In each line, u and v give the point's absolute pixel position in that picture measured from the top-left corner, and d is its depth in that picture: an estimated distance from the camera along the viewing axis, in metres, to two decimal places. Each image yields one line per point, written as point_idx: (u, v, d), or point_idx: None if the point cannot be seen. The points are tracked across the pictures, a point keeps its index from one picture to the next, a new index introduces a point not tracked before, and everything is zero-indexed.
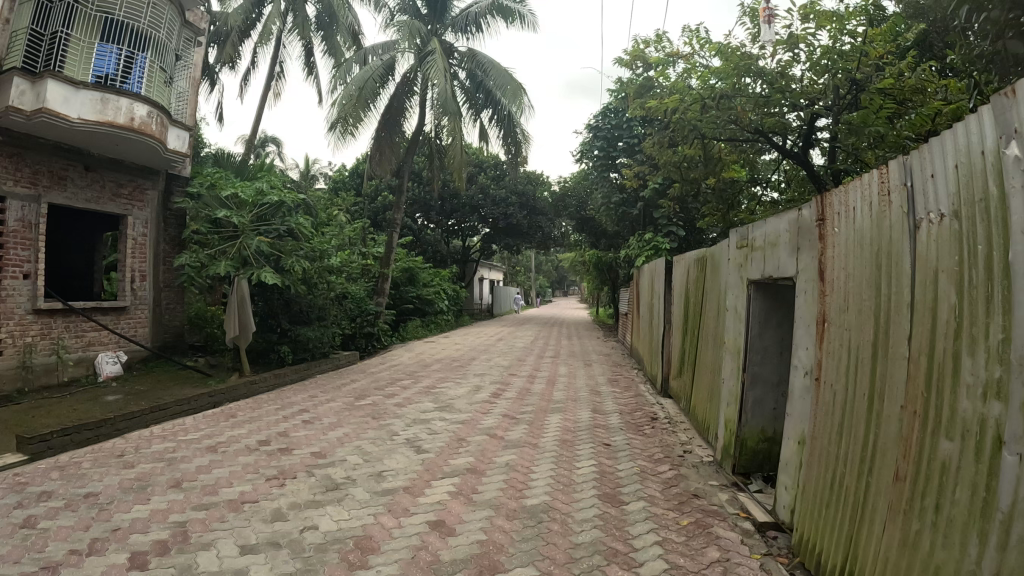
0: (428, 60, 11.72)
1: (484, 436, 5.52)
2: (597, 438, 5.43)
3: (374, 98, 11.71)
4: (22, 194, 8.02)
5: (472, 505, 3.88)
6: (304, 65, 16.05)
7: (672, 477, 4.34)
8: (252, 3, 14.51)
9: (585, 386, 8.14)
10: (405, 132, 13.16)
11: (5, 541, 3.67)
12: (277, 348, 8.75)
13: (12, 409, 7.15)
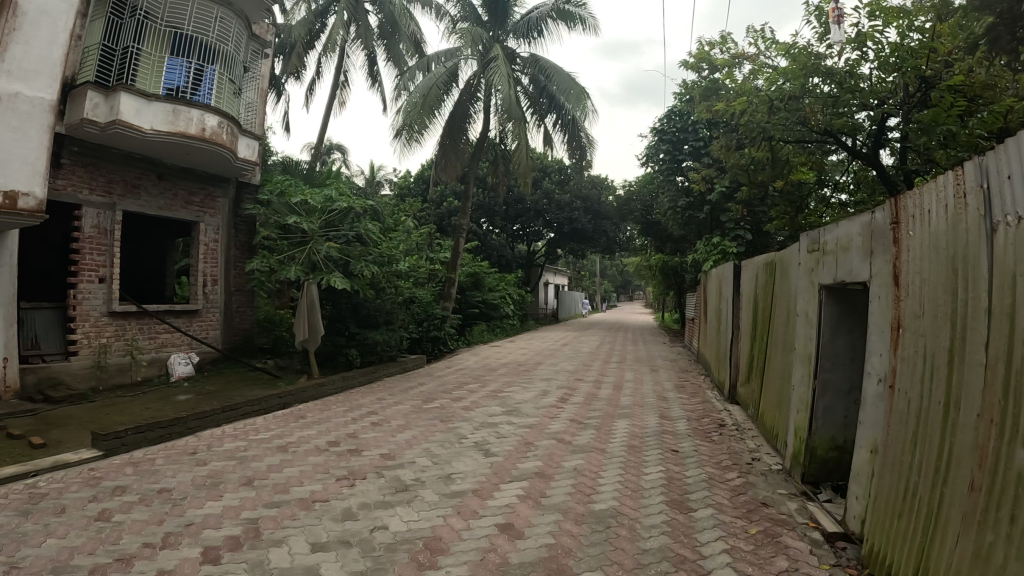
0: (491, 67, 11.79)
1: (551, 441, 5.53)
2: (664, 444, 5.40)
3: (438, 105, 11.84)
4: (97, 202, 8.31)
5: (540, 509, 3.90)
6: (368, 74, 16.29)
7: (740, 485, 4.30)
8: (317, 14, 14.81)
9: (652, 392, 8.10)
10: (469, 138, 13.26)
11: (82, 533, 3.82)
12: (345, 351, 8.90)
13: (89, 406, 7.42)
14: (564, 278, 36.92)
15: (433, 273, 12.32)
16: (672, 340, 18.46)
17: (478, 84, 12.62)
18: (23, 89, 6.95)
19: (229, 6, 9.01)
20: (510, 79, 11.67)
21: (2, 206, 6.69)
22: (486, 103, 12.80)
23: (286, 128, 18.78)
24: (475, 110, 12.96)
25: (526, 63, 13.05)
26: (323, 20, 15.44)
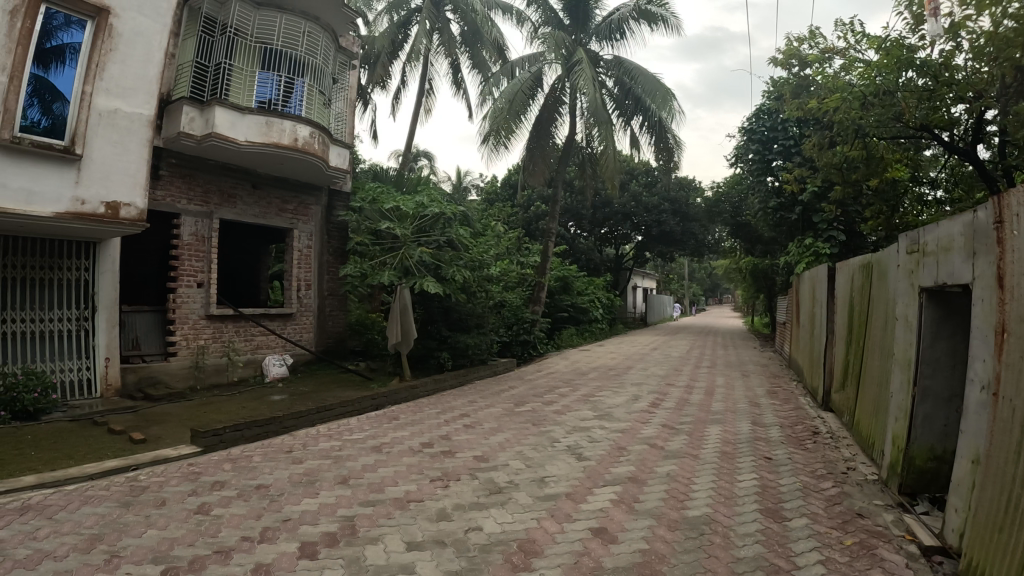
0: (576, 70, 11.80)
1: (644, 446, 5.52)
2: (758, 451, 5.33)
3: (524, 110, 11.91)
4: (195, 211, 8.66)
5: (634, 514, 3.91)
6: (453, 82, 16.49)
7: (835, 495, 4.22)
8: (400, 24, 15.08)
9: (744, 398, 7.98)
10: (556, 143, 13.28)
11: (182, 525, 4.01)
12: (437, 354, 9.03)
13: (188, 404, 7.74)
14: (652, 281, 36.61)
15: (523, 278, 12.37)
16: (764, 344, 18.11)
17: (563, 88, 12.63)
18: (121, 105, 7.28)
19: (316, 19, 9.18)
20: (595, 82, 11.66)
21: (104, 215, 7.10)
22: (572, 107, 12.81)
23: (373, 137, 19.16)
24: (560, 114, 12.97)
25: (610, 66, 13.02)
26: (407, 30, 15.71)
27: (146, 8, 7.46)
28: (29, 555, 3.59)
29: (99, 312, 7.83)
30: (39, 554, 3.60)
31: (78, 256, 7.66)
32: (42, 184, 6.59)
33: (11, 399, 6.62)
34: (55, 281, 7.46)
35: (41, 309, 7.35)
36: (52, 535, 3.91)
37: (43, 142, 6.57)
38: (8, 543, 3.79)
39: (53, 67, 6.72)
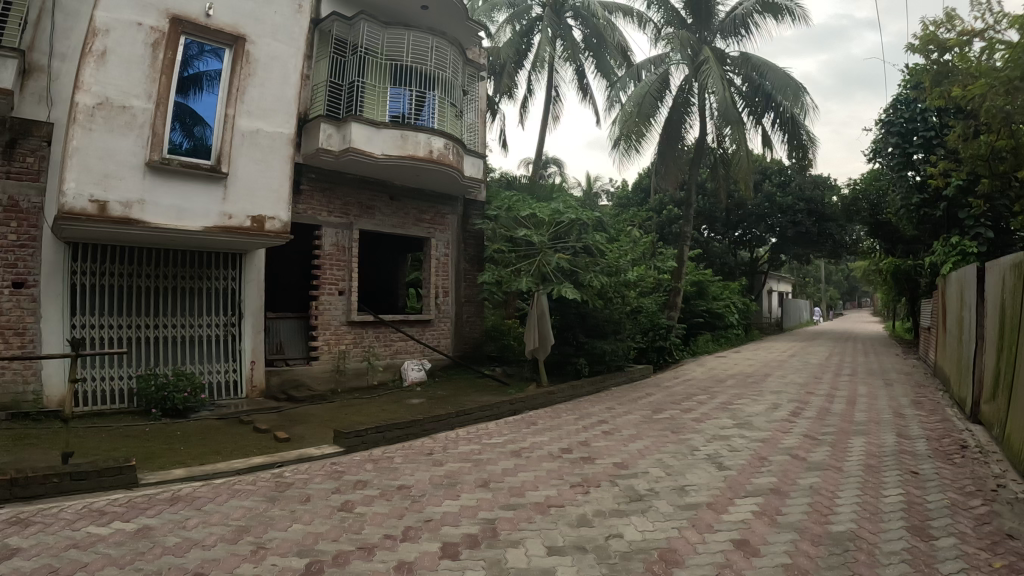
0: (703, 69, 11.62)
1: (785, 457, 5.41)
2: (903, 465, 5.13)
3: (654, 112, 11.84)
4: (336, 223, 9.05)
5: (776, 526, 3.85)
6: (579, 88, 16.55)
7: (985, 513, 4.02)
8: (523, 33, 15.26)
9: (888, 408, 7.67)
10: (686, 145, 13.13)
11: (326, 521, 4.25)
12: (573, 359, 9.14)
13: (329, 406, 8.07)
14: (790, 282, 35.50)
15: (658, 284, 12.24)
16: (910, 349, 17.29)
17: (691, 88, 12.44)
18: (264, 126, 7.68)
19: (442, 34, 9.40)
20: (724, 82, 11.49)
21: (250, 229, 7.51)
22: (701, 108, 12.62)
23: (502, 146, 19.47)
24: (689, 115, 12.80)
25: (737, 64, 12.75)
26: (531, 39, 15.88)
27: (281, 33, 7.81)
28: (181, 543, 3.94)
29: (246, 317, 8.38)
30: (189, 543, 3.95)
31: (225, 267, 8.29)
32: (191, 201, 7.08)
33: (163, 398, 7.19)
34: (203, 290, 8.08)
35: (190, 316, 7.99)
36: (201, 526, 4.26)
37: (190, 163, 7.06)
38: (161, 531, 4.18)
39: (191, 92, 7.21)
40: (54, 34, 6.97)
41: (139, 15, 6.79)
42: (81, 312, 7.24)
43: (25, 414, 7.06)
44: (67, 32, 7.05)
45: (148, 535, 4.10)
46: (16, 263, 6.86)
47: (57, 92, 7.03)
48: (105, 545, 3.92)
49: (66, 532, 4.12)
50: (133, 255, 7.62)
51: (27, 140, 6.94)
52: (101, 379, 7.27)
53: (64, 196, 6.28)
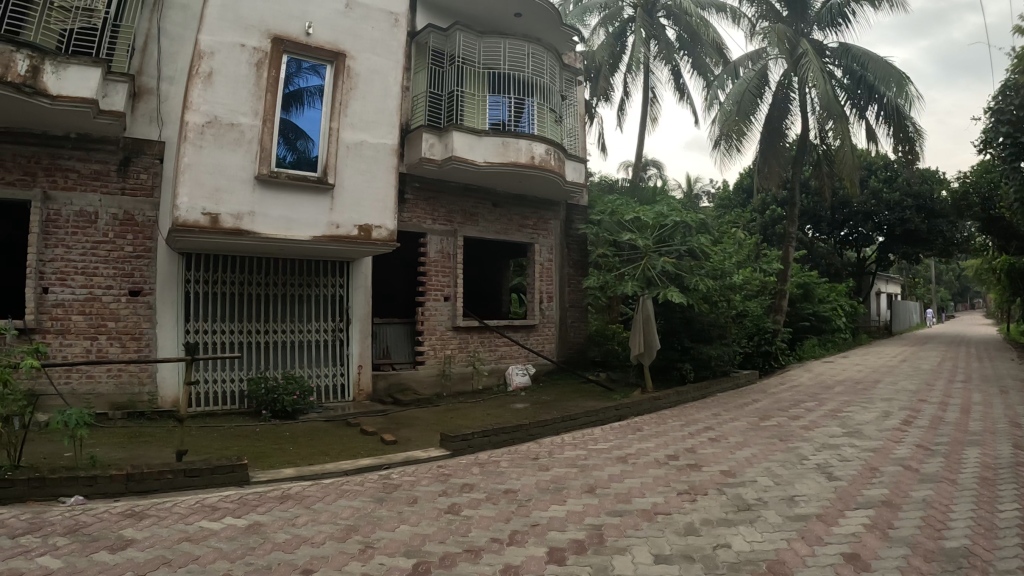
0: (802, 62, 11.35)
1: (897, 468, 5.25)
2: (1022, 478, 4.91)
3: (754, 108, 11.64)
4: (440, 230, 9.27)
5: (887, 540, 3.75)
6: (677, 89, 16.40)
7: None
8: (616, 36, 15.25)
9: (1006, 417, 7.33)
10: (789, 141, 12.85)
11: (434, 523, 4.36)
12: (679, 365, 8.93)
13: (435, 410, 8.23)
14: (898, 282, 34.21)
15: (762, 287, 11.90)
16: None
17: (791, 82, 12.17)
18: (368, 137, 7.86)
19: (538, 40, 9.46)
20: (824, 75, 11.21)
21: (358, 237, 7.70)
22: (802, 102, 12.33)
23: (599, 148, 19.45)
24: (791, 110, 12.53)
25: (837, 55, 12.44)
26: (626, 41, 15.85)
27: (380, 47, 8.00)
28: (291, 540, 4.11)
29: (353, 324, 8.58)
30: (300, 540, 4.12)
31: (333, 274, 8.54)
32: (300, 212, 7.33)
33: (273, 400, 7.47)
34: (312, 296, 8.35)
35: (300, 322, 8.28)
36: (311, 523, 4.43)
37: (298, 176, 7.33)
38: (272, 527, 4.37)
39: (293, 108, 7.49)
40: (161, 58, 7.55)
41: (242, 37, 7.15)
42: (195, 318, 7.63)
43: (140, 413, 7.52)
44: (173, 57, 7.63)
45: (259, 531, 4.30)
46: (133, 273, 7.35)
47: (167, 112, 7.60)
48: (217, 539, 4.13)
49: (181, 526, 4.36)
50: (245, 265, 7.96)
51: (141, 158, 7.47)
52: (214, 381, 7.64)
53: (178, 210, 6.63)
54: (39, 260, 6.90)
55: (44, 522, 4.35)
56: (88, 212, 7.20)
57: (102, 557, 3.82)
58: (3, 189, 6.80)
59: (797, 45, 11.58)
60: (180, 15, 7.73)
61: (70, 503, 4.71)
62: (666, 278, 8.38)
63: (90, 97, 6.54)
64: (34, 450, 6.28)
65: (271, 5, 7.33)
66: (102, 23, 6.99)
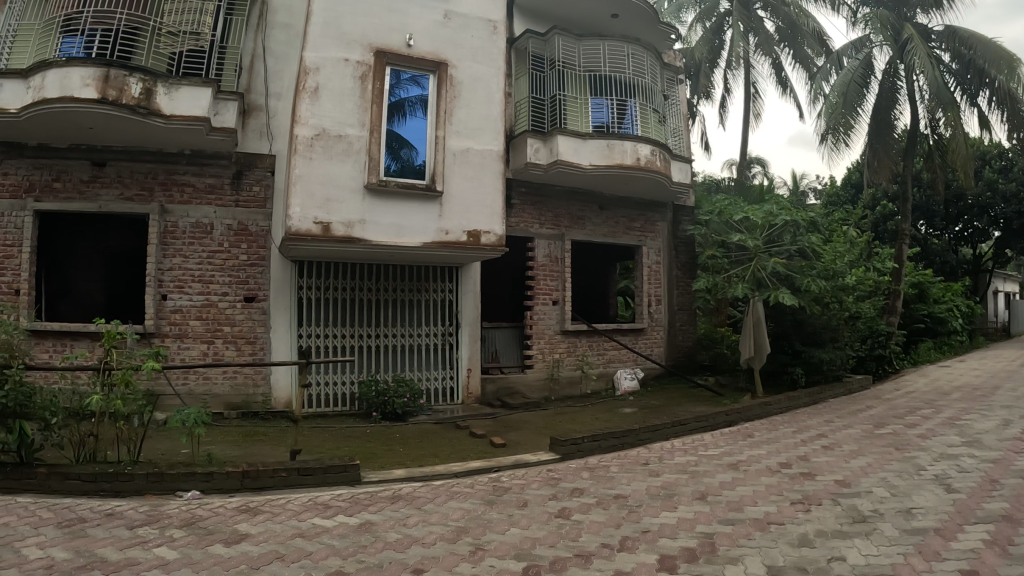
0: (908, 48, 10.83)
1: (1022, 479, 4.91)
2: None
3: (861, 99, 11.20)
4: (548, 235, 9.25)
5: (1010, 557, 3.51)
6: (778, 82, 15.89)
7: None
8: (712, 32, 14.92)
9: None
10: (898, 133, 12.25)
11: (545, 527, 4.34)
12: (790, 369, 8.59)
13: (543, 414, 8.19)
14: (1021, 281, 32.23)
15: (875, 287, 11.31)
16: None
17: (897, 69, 11.64)
18: (473, 144, 7.88)
19: (638, 40, 9.29)
20: (932, 60, 10.65)
21: (466, 243, 7.72)
22: (909, 91, 11.73)
23: (703, 148, 19.05)
24: (898, 99, 11.93)
25: (942, 38, 11.78)
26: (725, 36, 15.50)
27: (480, 55, 8.03)
28: (403, 540, 4.15)
29: (463, 328, 8.64)
30: (411, 540, 4.15)
31: (442, 279, 8.60)
32: (410, 218, 7.44)
33: (383, 402, 7.62)
34: (422, 302, 8.42)
35: (410, 327, 8.36)
36: (422, 524, 4.47)
37: (407, 183, 7.43)
38: (384, 526, 4.42)
39: (396, 118, 7.57)
40: (268, 76, 7.80)
41: (345, 52, 7.31)
42: (308, 322, 7.82)
43: (254, 413, 7.76)
44: (279, 74, 7.86)
45: (371, 529, 4.35)
46: (248, 280, 7.62)
47: (276, 127, 7.84)
48: (330, 536, 4.21)
49: (294, 522, 4.46)
50: (356, 271, 8.09)
51: (253, 171, 7.73)
52: (326, 384, 7.84)
53: (291, 220, 6.88)
54: (157, 268, 7.31)
55: (163, 515, 4.53)
56: (204, 223, 7.54)
57: (217, 550, 3.94)
58: (123, 204, 7.29)
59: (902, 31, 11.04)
60: (284, 35, 7.94)
61: (186, 498, 4.91)
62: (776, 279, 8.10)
63: (201, 115, 6.84)
64: (152, 447, 6.57)
65: (372, 19, 7.48)
66: (209, 44, 7.36)
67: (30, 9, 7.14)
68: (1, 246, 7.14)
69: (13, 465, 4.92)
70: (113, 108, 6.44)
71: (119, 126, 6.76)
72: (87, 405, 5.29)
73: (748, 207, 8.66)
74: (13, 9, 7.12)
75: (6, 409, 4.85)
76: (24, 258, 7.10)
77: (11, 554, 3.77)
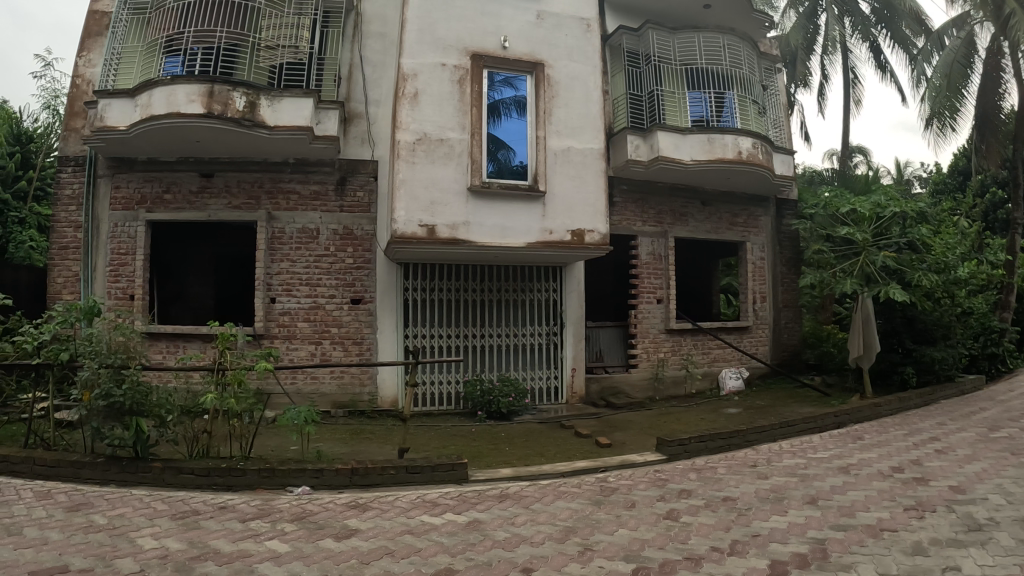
0: (1010, 23, 10.12)
1: None
2: None
3: (967, 79, 10.68)
4: (650, 232, 9.11)
5: None
6: (878, 66, 15.21)
7: None
8: (807, 17, 14.48)
9: None
10: (1006, 114, 11.50)
11: (653, 528, 4.27)
12: (899, 369, 8.18)
13: (648, 414, 8.07)
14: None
15: (987, 281, 10.67)
16: None
17: (1001, 47, 10.94)
18: (574, 143, 7.79)
19: (733, 30, 9.04)
20: None
21: (570, 243, 7.64)
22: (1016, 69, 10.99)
23: (802, 138, 18.46)
24: (1006, 78, 11.22)
25: None
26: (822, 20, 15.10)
27: (576, 54, 7.95)
28: (510, 538, 4.15)
29: (567, 328, 8.55)
30: (519, 538, 4.15)
31: (546, 279, 8.53)
32: (514, 219, 7.46)
33: (489, 401, 7.66)
34: (527, 301, 8.39)
35: (514, 327, 8.33)
36: (529, 523, 4.45)
37: (510, 185, 7.46)
38: (491, 525, 4.43)
39: (492, 120, 7.59)
40: (366, 84, 7.95)
41: (442, 57, 7.38)
42: (413, 324, 7.93)
43: (361, 412, 7.92)
44: (378, 81, 7.99)
45: (479, 528, 4.37)
46: (354, 283, 7.79)
47: (377, 133, 8.00)
48: (438, 534, 4.25)
49: (402, 519, 4.52)
50: (460, 272, 8.14)
51: (357, 177, 7.89)
52: (433, 383, 7.95)
53: (397, 223, 6.99)
54: (266, 273, 7.60)
55: (273, 509, 4.67)
56: (310, 229, 7.74)
57: (327, 544, 4.03)
58: (232, 212, 7.57)
59: (1004, 5, 10.32)
60: (379, 43, 8.06)
61: (296, 493, 5.05)
62: (885, 273, 7.75)
63: (304, 124, 7.04)
64: (264, 443, 6.80)
65: (466, 24, 7.54)
66: (307, 56, 7.59)
67: (132, 33, 7.61)
68: (116, 254, 7.55)
69: (130, 459, 5.15)
70: (219, 122, 6.70)
71: (226, 138, 7.01)
72: (202, 402, 5.47)
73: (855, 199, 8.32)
74: (116, 33, 7.55)
75: (123, 407, 5.06)
76: (138, 265, 7.48)
77: (130, 544, 3.95)
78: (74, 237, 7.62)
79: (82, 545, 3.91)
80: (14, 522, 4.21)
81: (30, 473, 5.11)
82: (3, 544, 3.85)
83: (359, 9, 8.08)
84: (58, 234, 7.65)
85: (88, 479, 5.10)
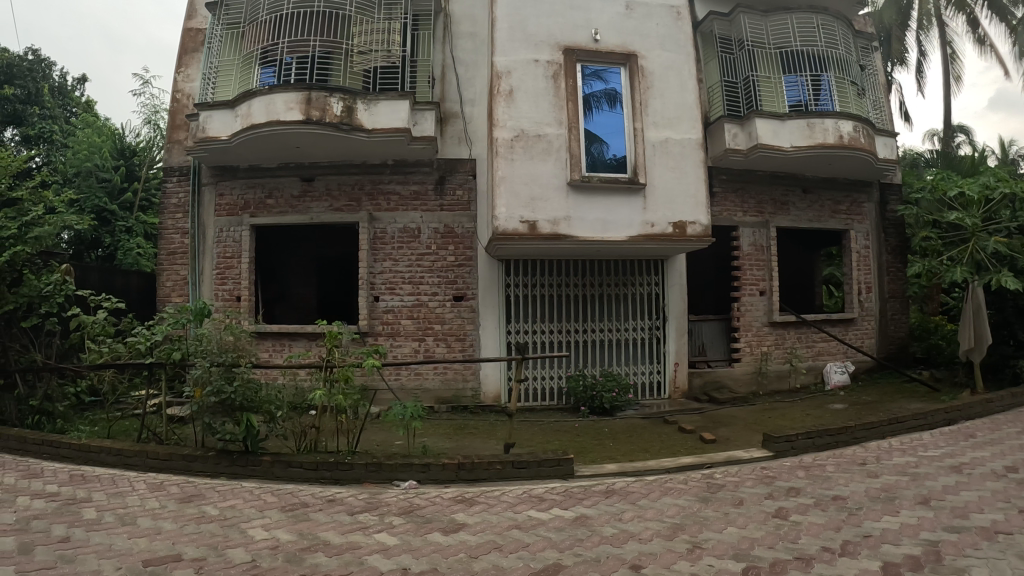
0: None
1: None
2: None
3: None
4: (752, 222, 8.90)
5: None
6: (977, 39, 14.44)
7: None
8: None
9: None
10: None
11: (762, 527, 4.17)
12: (1014, 361, 7.75)
13: (753, 409, 7.88)
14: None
15: None
16: None
17: None
18: (672, 135, 7.67)
19: (827, 9, 8.71)
20: None
21: (671, 236, 7.51)
22: None
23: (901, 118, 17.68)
24: None
25: None
26: None
27: (668, 43, 7.83)
28: (618, 534, 4.13)
29: (670, 320, 8.43)
30: (627, 535, 4.13)
31: (648, 273, 8.43)
32: (615, 213, 7.40)
33: (592, 397, 7.63)
34: (629, 296, 8.32)
35: (616, 321, 8.27)
36: (636, 519, 4.42)
37: (609, 179, 7.40)
38: (598, 521, 4.42)
39: (586, 114, 7.55)
40: (460, 84, 8.06)
41: (535, 53, 7.41)
42: (516, 320, 7.96)
43: (464, 407, 8.05)
44: (471, 80, 8.09)
45: (586, 523, 4.37)
46: (456, 280, 7.90)
47: (474, 132, 8.07)
48: (545, 529, 4.27)
49: (509, 514, 4.57)
50: (562, 268, 8.11)
51: (456, 176, 8.00)
52: (537, 379, 8.01)
53: (498, 220, 7.05)
54: (370, 272, 7.81)
55: (380, 503, 4.79)
56: (411, 228, 7.91)
57: (435, 538, 4.11)
58: (334, 215, 7.81)
59: None
60: (470, 43, 8.16)
61: (404, 487, 5.17)
62: (997, 259, 7.34)
63: (402, 126, 7.16)
64: (371, 438, 6.99)
65: (557, 19, 7.54)
66: (400, 58, 7.68)
67: (227, 46, 7.94)
68: (224, 257, 7.89)
69: (241, 453, 5.36)
70: (318, 128, 6.92)
71: (325, 143, 7.23)
72: (310, 399, 5.65)
73: (963, 181, 7.90)
74: (213, 49, 7.93)
75: (235, 403, 5.27)
76: (243, 268, 7.81)
77: (242, 535, 4.13)
78: (181, 242, 8.04)
79: (195, 535, 4.11)
80: (129, 513, 4.46)
81: (143, 466, 5.41)
82: (120, 533, 4.09)
83: (448, 11, 8.19)
84: (167, 240, 8.10)
85: (200, 472, 5.34)
